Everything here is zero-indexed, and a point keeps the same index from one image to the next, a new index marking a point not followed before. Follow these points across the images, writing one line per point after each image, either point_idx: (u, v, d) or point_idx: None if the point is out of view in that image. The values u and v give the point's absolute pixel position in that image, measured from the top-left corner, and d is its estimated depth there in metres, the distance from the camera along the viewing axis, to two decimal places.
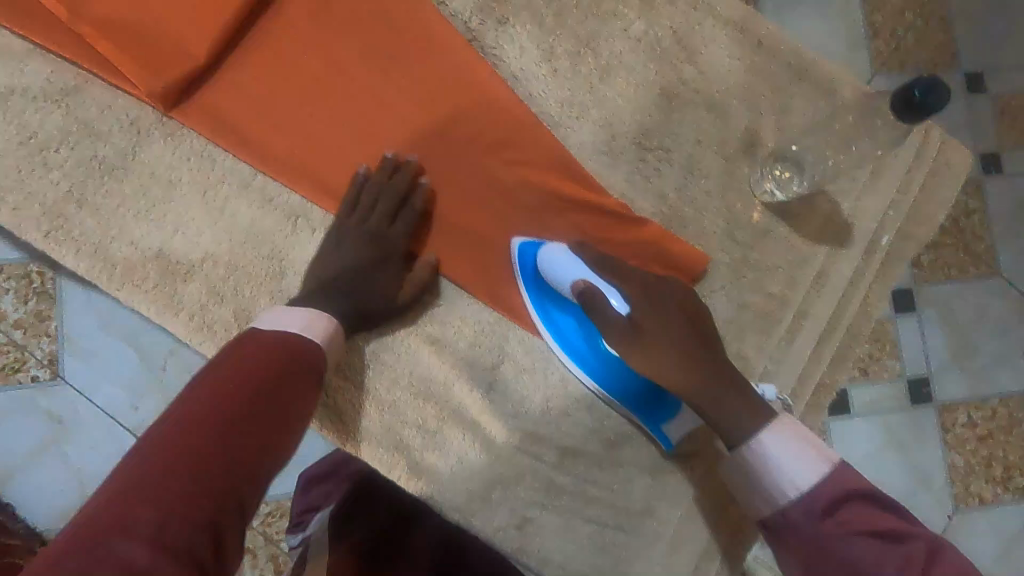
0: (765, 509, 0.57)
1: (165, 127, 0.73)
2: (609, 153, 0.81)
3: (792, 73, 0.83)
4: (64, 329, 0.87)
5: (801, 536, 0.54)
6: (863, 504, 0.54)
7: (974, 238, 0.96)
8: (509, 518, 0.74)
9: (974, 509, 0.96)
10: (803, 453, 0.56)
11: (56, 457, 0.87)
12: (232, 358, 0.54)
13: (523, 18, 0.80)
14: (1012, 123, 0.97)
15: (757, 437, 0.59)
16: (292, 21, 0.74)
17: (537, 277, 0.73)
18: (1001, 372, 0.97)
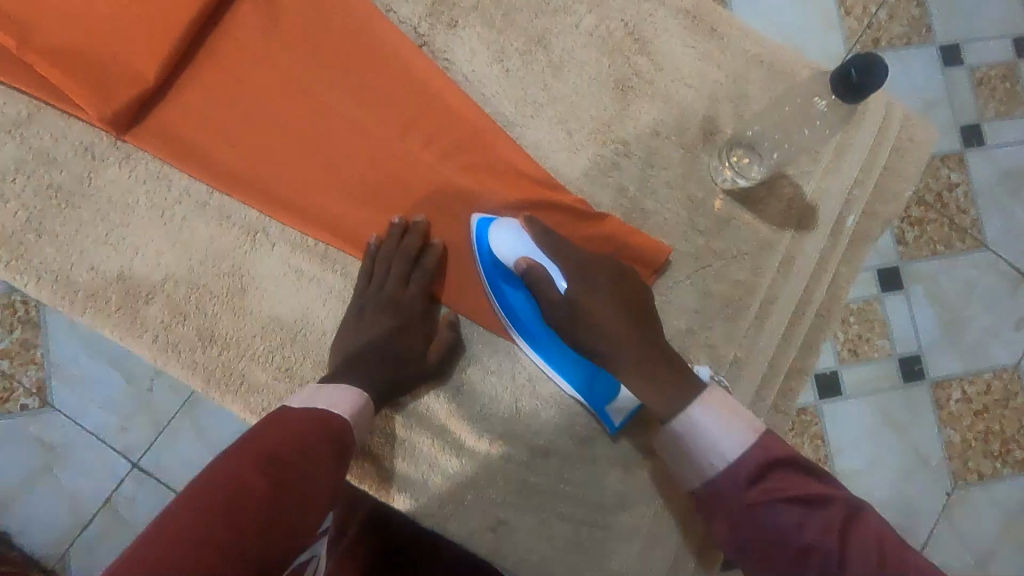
0: (695, 479, 0.63)
1: (120, 152, 0.74)
2: (566, 149, 0.80)
3: (748, 58, 0.83)
4: (48, 355, 0.88)
5: (730, 501, 0.60)
6: (791, 473, 0.60)
7: (958, 211, 0.94)
8: (483, 522, 0.74)
9: (974, 486, 0.92)
10: (728, 422, 0.62)
11: (46, 482, 0.87)
12: (268, 430, 0.57)
13: (472, 19, 0.80)
14: (989, 93, 0.95)
15: (687, 408, 0.64)
16: (241, 37, 0.75)
17: (489, 253, 0.71)
18: (994, 345, 0.93)
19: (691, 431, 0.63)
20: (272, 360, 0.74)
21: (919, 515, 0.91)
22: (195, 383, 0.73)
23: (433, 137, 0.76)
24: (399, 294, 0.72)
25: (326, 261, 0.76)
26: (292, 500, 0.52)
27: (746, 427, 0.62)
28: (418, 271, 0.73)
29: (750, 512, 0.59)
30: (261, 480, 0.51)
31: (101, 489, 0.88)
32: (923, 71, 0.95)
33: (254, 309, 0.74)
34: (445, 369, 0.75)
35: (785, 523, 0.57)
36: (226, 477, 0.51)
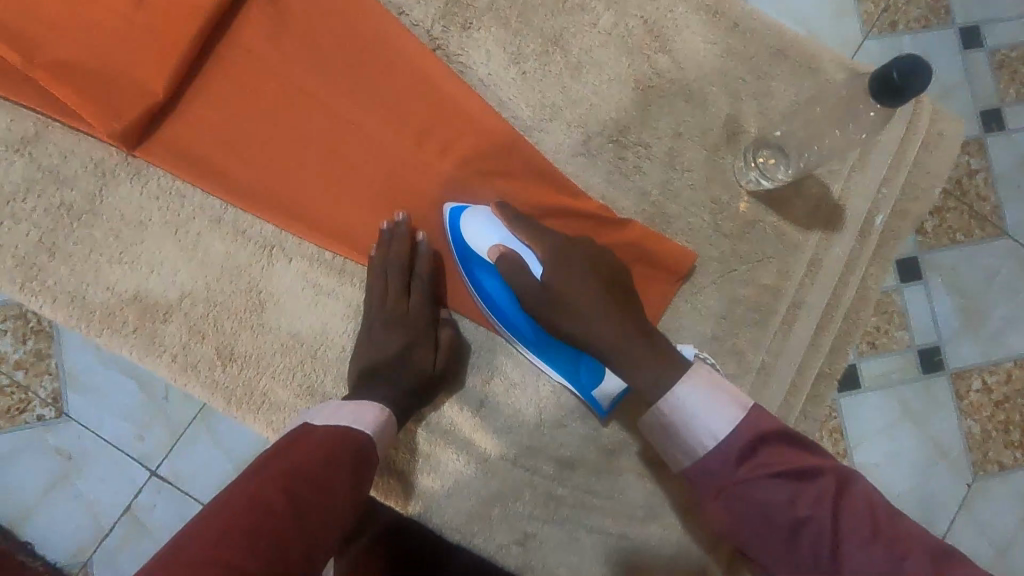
0: (687, 463, 0.56)
1: (131, 167, 0.72)
2: (586, 153, 0.78)
3: (772, 53, 0.80)
4: (64, 365, 0.87)
5: (717, 480, 0.54)
6: (777, 448, 0.53)
7: (980, 200, 0.91)
8: (510, 535, 0.73)
9: (997, 477, 0.90)
10: (716, 398, 0.55)
11: (67, 493, 0.87)
12: (288, 448, 0.56)
13: (486, 20, 0.78)
14: (1012, 76, 0.92)
15: (673, 389, 0.57)
16: (251, 45, 0.72)
17: (464, 245, 0.70)
18: (1016, 335, 0.91)
19: (676, 414, 0.56)
20: (292, 377, 0.73)
21: (940, 508, 0.90)
22: (215, 402, 0.72)
23: (448, 146, 0.74)
24: (406, 309, 0.71)
25: (344, 275, 0.74)
26: (311, 514, 0.51)
27: (733, 403, 0.55)
28: (418, 280, 0.72)
29: (737, 491, 0.52)
30: (280, 497, 0.51)
31: (121, 499, 0.87)
32: (943, 56, 0.92)
33: (272, 326, 0.73)
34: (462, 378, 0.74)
35: (773, 502, 0.51)
36: (246, 490, 0.51)
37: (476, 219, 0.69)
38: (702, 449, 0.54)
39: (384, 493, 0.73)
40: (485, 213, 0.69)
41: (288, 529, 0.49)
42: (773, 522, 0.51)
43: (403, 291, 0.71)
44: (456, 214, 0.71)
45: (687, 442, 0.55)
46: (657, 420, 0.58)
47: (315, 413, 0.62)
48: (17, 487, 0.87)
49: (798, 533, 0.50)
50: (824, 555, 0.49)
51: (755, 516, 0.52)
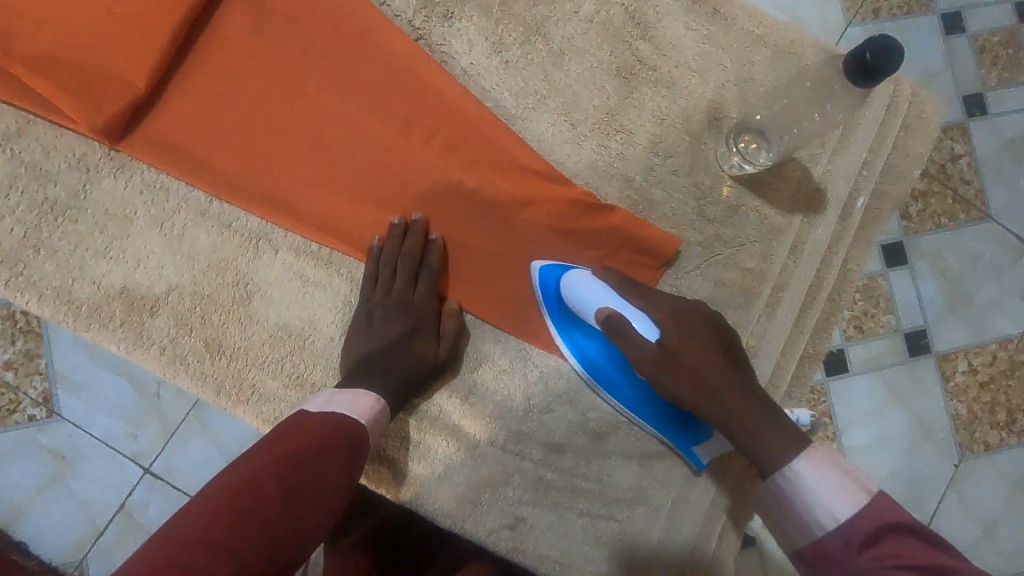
0: (802, 541, 0.55)
1: (114, 162, 0.72)
2: (571, 141, 0.79)
3: (753, 39, 0.81)
4: (53, 364, 0.87)
5: (837, 565, 0.52)
6: (906, 542, 0.51)
7: (963, 183, 0.93)
8: (501, 520, 0.73)
9: (981, 456, 0.92)
10: (837, 482, 0.55)
11: (60, 490, 0.87)
12: (281, 433, 0.56)
13: (468, 9, 0.78)
14: (992, 60, 0.94)
15: (791, 463, 0.58)
16: (233, 37, 0.72)
17: (564, 306, 0.71)
18: (998, 316, 0.93)
19: (798, 490, 0.56)
20: (281, 368, 0.73)
21: (926, 488, 0.91)
22: (205, 394, 0.72)
23: (433, 136, 0.74)
24: (402, 296, 0.72)
25: (331, 266, 0.74)
26: (300, 503, 0.51)
27: (861, 489, 0.54)
28: (425, 271, 0.72)
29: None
30: (270, 480, 0.51)
31: (115, 497, 0.88)
32: (923, 41, 0.93)
33: (261, 317, 0.73)
34: (448, 365, 0.74)
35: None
36: (237, 477, 0.52)
37: (579, 281, 0.69)
38: (821, 530, 0.54)
39: (375, 482, 0.73)
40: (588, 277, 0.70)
41: (277, 513, 0.49)
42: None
43: (390, 280, 0.72)
44: (549, 270, 0.71)
45: (806, 521, 0.55)
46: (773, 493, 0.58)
47: (310, 401, 0.63)
48: (9, 486, 0.87)
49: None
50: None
51: None
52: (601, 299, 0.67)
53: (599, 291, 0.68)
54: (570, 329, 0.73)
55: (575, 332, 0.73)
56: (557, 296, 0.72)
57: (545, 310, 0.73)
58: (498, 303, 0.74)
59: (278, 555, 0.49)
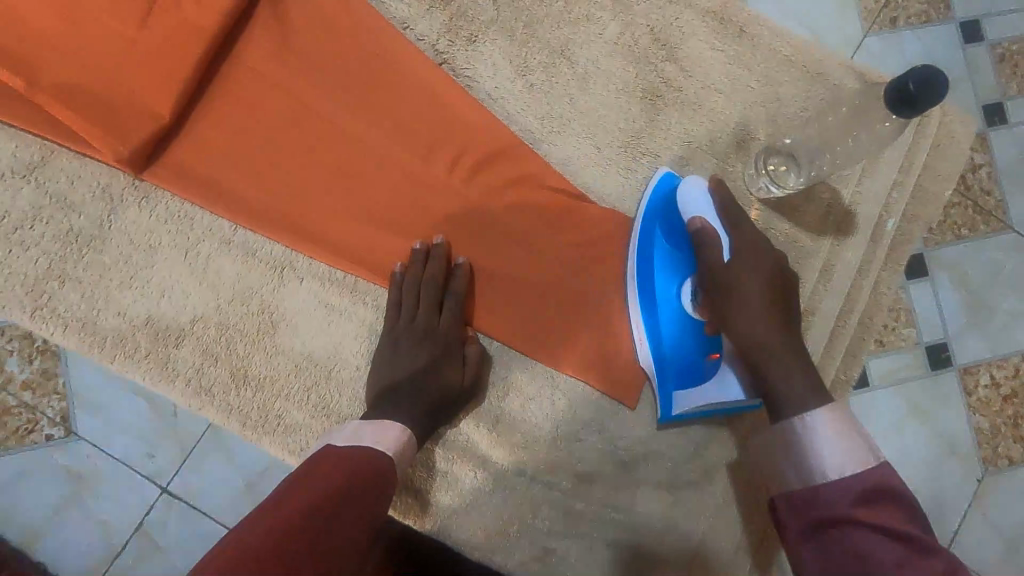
0: (796, 483, 0.52)
1: (138, 192, 0.72)
2: (595, 165, 0.78)
3: (779, 59, 0.80)
4: (72, 384, 0.88)
5: (819, 510, 0.49)
6: (893, 510, 0.47)
7: (984, 194, 0.91)
8: (529, 550, 0.72)
9: (1004, 471, 0.90)
10: (848, 439, 0.52)
11: (79, 512, 0.87)
12: (324, 470, 0.55)
13: (492, 33, 0.77)
14: (1014, 69, 0.92)
15: (813, 412, 0.55)
16: (256, 65, 0.72)
17: (667, 208, 0.71)
18: (1022, 329, 0.91)
19: (810, 432, 0.54)
20: (306, 399, 0.71)
21: (954, 505, 0.90)
22: (231, 426, 0.70)
23: (458, 161, 0.74)
24: (432, 322, 0.71)
25: (356, 294, 0.73)
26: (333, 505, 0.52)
27: (868, 452, 0.51)
28: (450, 297, 0.71)
29: (838, 533, 0.47)
30: (323, 522, 0.50)
31: (131, 516, 0.87)
32: (945, 53, 0.92)
33: (286, 347, 0.71)
34: (474, 392, 0.73)
35: (870, 551, 0.44)
36: (279, 495, 0.52)
37: (694, 190, 0.70)
38: (823, 476, 0.51)
39: (404, 512, 0.72)
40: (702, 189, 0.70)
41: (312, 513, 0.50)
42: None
43: (421, 305, 0.71)
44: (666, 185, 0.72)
45: (802, 452, 0.53)
46: (781, 431, 0.55)
47: (349, 432, 0.62)
48: (29, 509, 0.86)
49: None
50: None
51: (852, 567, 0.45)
52: (698, 208, 0.69)
53: (704, 202, 0.69)
54: (654, 229, 0.72)
55: (653, 234, 0.72)
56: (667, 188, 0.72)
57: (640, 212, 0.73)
58: (528, 318, 0.73)
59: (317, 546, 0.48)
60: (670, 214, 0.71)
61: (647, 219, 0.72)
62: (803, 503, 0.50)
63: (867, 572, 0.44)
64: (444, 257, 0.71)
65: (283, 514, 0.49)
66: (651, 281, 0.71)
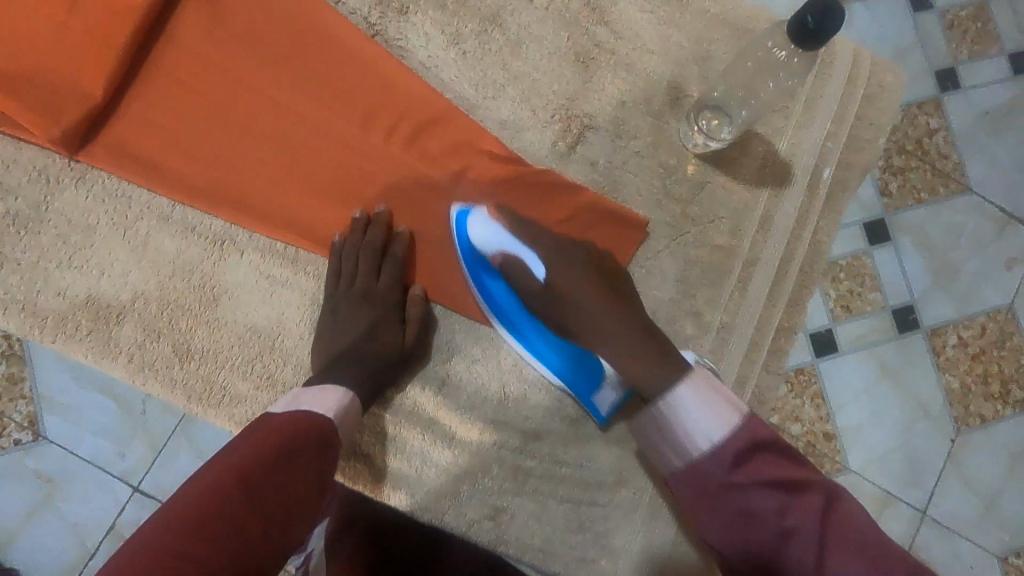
0: (678, 462, 0.56)
1: (74, 172, 0.72)
2: (532, 127, 0.78)
3: (710, 18, 0.81)
4: (38, 388, 0.87)
5: (711, 480, 0.55)
6: (761, 458, 0.55)
7: (941, 157, 0.93)
8: (481, 511, 0.73)
9: (977, 430, 0.91)
10: (712, 407, 0.55)
11: (50, 515, 0.86)
12: (270, 430, 0.55)
13: (424, 4, 0.78)
14: (962, 35, 0.95)
15: (673, 392, 0.56)
16: (187, 42, 0.73)
17: (476, 252, 0.69)
18: (985, 288, 0.92)
19: (674, 414, 0.55)
20: (251, 369, 0.72)
21: (925, 465, 0.90)
22: (176, 400, 0.71)
23: (394, 129, 0.74)
24: (372, 287, 0.71)
25: (297, 265, 0.73)
26: (286, 474, 0.52)
27: (730, 410, 0.55)
28: (390, 261, 0.72)
29: (730, 496, 0.55)
30: (268, 483, 0.51)
31: (104, 517, 0.86)
32: (893, 20, 0.94)
33: (228, 320, 0.72)
34: (417, 352, 0.74)
35: (756, 507, 0.54)
36: (231, 457, 0.52)
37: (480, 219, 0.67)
38: (698, 451, 0.55)
39: (352, 478, 0.72)
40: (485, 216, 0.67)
41: (267, 486, 0.51)
42: (760, 526, 0.54)
43: (360, 271, 0.71)
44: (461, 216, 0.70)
45: (681, 443, 0.55)
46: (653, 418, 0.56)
47: (299, 393, 0.63)
48: None
49: (785, 539, 0.53)
50: (807, 562, 0.52)
51: (752, 524, 0.54)
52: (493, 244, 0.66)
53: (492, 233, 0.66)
54: (478, 272, 0.71)
55: (484, 279, 0.71)
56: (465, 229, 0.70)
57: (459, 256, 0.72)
58: (466, 295, 0.74)
59: (275, 518, 0.50)
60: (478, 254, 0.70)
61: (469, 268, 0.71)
62: (689, 476, 0.55)
63: (759, 522, 0.54)
64: (381, 223, 0.72)
65: (224, 469, 0.51)
66: (512, 317, 0.72)
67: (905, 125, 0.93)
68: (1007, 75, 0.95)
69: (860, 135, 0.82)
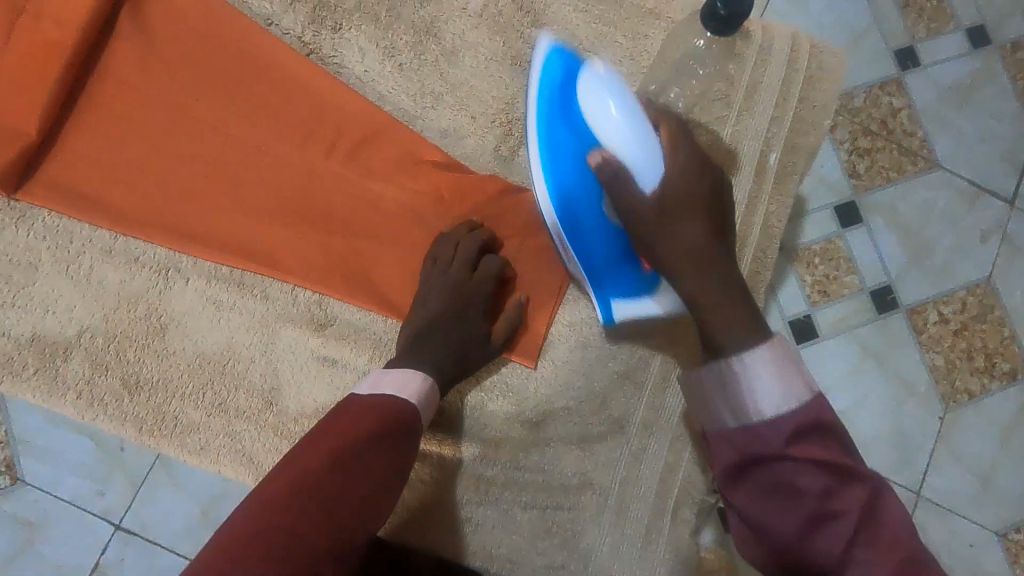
0: (731, 422, 0.46)
1: (12, 212, 0.72)
2: (472, 134, 0.77)
3: (645, 13, 0.81)
4: (13, 431, 0.85)
5: (757, 444, 0.45)
6: (819, 436, 0.44)
7: (906, 135, 0.93)
8: (446, 523, 0.72)
9: (965, 405, 0.90)
10: (787, 378, 0.46)
11: (32, 559, 0.85)
12: (335, 429, 0.57)
13: (356, 20, 0.77)
14: (918, 13, 0.95)
15: (747, 352, 0.47)
16: (120, 74, 0.73)
17: (569, 97, 0.59)
18: (961, 262, 0.92)
19: (743, 378, 0.46)
20: (202, 397, 0.71)
21: (913, 443, 0.89)
22: (127, 433, 0.70)
23: (333, 146, 0.74)
24: (465, 279, 0.70)
25: (242, 288, 0.73)
26: (354, 476, 0.54)
27: (800, 385, 0.45)
28: (485, 256, 0.71)
29: (772, 467, 0.44)
30: (350, 466, 0.54)
31: (87, 555, 0.85)
32: (847, 3, 0.94)
33: (177, 349, 0.71)
34: (502, 347, 0.72)
35: (799, 484, 0.43)
36: (304, 462, 0.54)
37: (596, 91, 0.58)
38: (760, 417, 0.45)
39: None
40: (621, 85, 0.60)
41: (339, 491, 0.53)
42: (795, 507, 0.43)
43: (455, 263, 0.70)
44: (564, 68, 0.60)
45: (737, 403, 0.46)
46: (714, 376, 0.48)
47: (376, 378, 0.64)
48: None
49: (819, 523, 0.43)
50: (834, 553, 0.42)
51: (786, 507, 0.43)
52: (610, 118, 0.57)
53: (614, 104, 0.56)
54: (552, 120, 0.60)
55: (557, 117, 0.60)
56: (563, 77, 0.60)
57: (534, 101, 0.61)
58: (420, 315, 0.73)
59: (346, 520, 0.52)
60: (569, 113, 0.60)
61: (543, 114, 0.60)
62: (737, 435, 0.46)
63: (795, 500, 0.43)
64: (450, 238, 0.72)
65: (299, 474, 0.53)
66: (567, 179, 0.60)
67: (869, 106, 0.93)
68: (964, 50, 0.95)
69: (809, 118, 0.82)
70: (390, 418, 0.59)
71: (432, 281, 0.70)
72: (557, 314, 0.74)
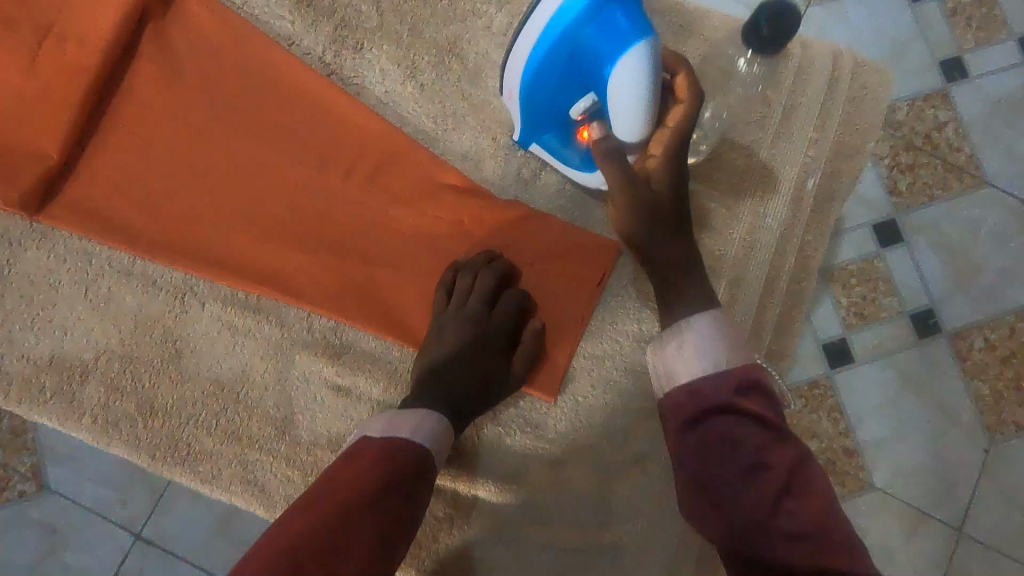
0: (683, 374, 0.57)
1: (35, 234, 0.72)
2: (493, 157, 0.74)
3: (675, 28, 0.78)
4: (40, 438, 0.84)
5: (708, 395, 0.54)
6: (758, 400, 0.53)
7: (953, 150, 0.87)
8: (459, 561, 0.69)
9: (1012, 437, 0.84)
10: (730, 342, 0.57)
11: (56, 566, 0.83)
12: (346, 479, 0.55)
13: (377, 39, 0.75)
14: (967, 21, 0.89)
15: (699, 314, 0.60)
16: (139, 95, 0.73)
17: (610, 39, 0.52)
18: (1010, 284, 0.86)
19: (696, 330, 0.58)
20: (215, 424, 0.70)
21: (957, 479, 0.83)
22: (140, 459, 0.70)
23: (351, 169, 0.73)
24: (483, 314, 0.68)
25: (258, 313, 0.72)
26: (368, 527, 0.51)
27: (744, 352, 0.57)
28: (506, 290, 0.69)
29: (718, 417, 0.52)
30: (362, 518, 0.51)
31: (107, 564, 0.83)
32: (891, 13, 0.89)
33: (192, 374, 0.71)
34: (522, 381, 0.70)
35: (738, 436, 0.51)
36: (314, 508, 0.52)
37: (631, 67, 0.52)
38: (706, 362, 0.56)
39: None
40: (648, 36, 0.52)
41: (351, 542, 0.50)
42: (735, 455, 0.50)
43: (473, 294, 0.68)
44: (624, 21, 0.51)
45: (689, 347, 0.57)
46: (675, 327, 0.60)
47: (394, 415, 0.62)
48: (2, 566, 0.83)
49: (755, 474, 0.49)
50: (766, 501, 0.48)
51: (727, 455, 0.51)
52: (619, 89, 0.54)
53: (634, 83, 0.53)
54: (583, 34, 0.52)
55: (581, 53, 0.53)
56: (570, 29, 0.52)
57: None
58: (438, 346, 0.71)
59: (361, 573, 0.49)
60: (567, 65, 0.55)
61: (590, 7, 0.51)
62: (690, 394, 0.55)
63: (735, 448, 0.50)
64: (469, 269, 0.69)
65: (309, 522, 0.50)
66: (547, 82, 0.57)
67: (913, 119, 0.87)
68: (1017, 60, 0.89)
69: (849, 138, 0.77)
70: (403, 470, 0.57)
71: (451, 314, 0.68)
72: (580, 348, 0.71)
